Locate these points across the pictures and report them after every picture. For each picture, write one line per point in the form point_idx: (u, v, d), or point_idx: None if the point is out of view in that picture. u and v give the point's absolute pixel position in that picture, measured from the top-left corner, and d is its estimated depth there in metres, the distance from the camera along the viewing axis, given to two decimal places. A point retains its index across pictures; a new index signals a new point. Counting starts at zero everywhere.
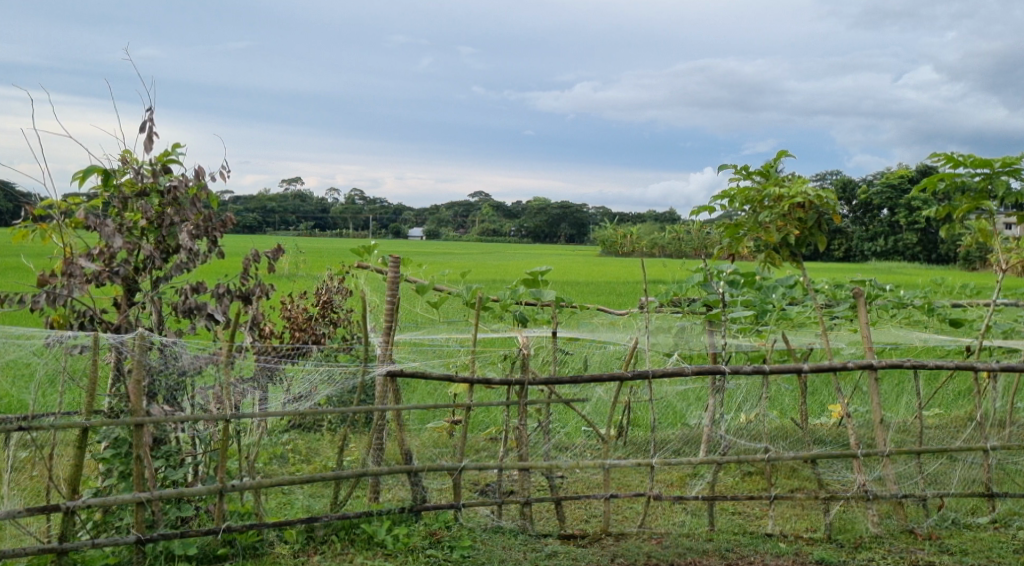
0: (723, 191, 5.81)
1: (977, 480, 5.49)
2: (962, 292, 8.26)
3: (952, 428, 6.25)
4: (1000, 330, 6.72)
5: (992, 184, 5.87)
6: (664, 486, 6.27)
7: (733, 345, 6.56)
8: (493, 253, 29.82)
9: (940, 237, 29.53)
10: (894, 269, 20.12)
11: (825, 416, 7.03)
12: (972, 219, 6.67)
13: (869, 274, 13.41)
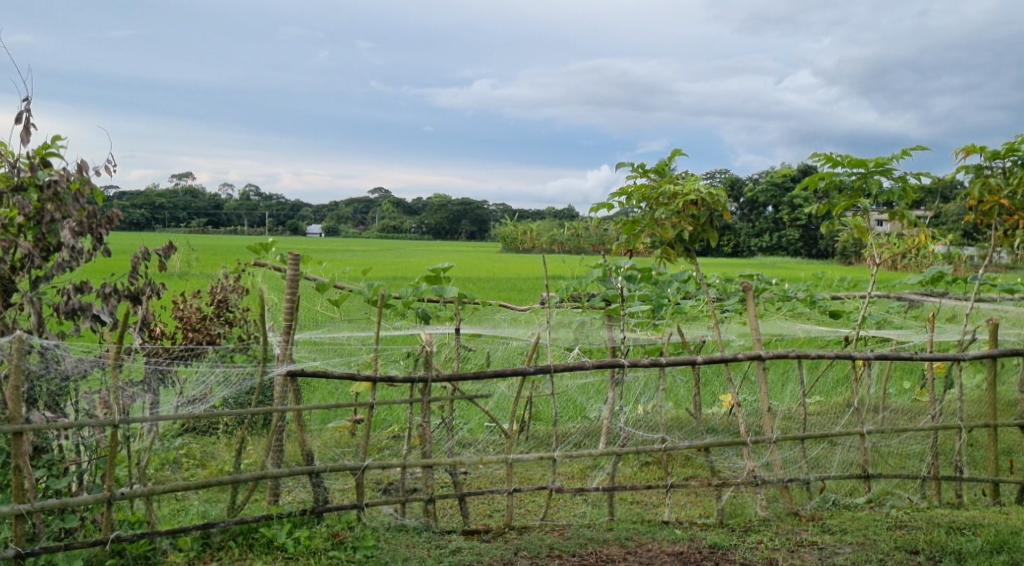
0: (621, 188, 5.98)
1: (855, 462, 5.83)
2: (840, 286, 8.74)
3: (832, 414, 6.63)
4: (874, 321, 7.18)
5: (867, 183, 6.25)
6: (565, 479, 6.39)
7: (631, 339, 6.75)
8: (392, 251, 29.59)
9: (821, 234, 31.15)
10: (779, 264, 21.10)
11: (717, 406, 7.32)
12: (850, 216, 7.10)
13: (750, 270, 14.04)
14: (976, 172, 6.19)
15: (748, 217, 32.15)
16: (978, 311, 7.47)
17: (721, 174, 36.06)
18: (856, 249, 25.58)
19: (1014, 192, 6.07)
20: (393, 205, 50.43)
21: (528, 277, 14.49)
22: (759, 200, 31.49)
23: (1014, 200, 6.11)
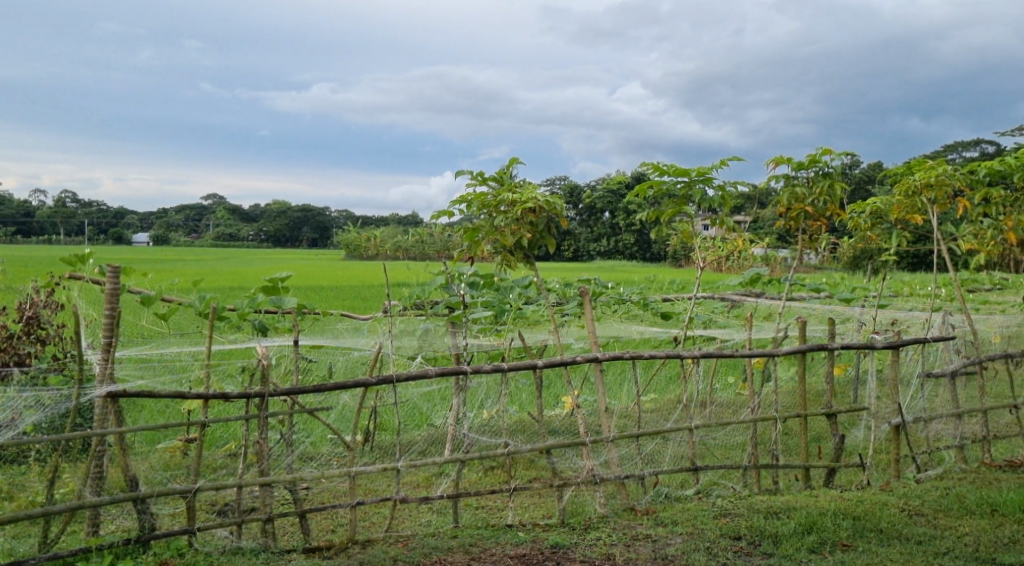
0: (461, 196, 6.03)
1: (685, 456, 6.15)
2: (670, 288, 9.22)
3: (664, 411, 6.98)
4: (701, 321, 7.63)
5: (690, 191, 6.66)
6: (410, 488, 6.36)
7: (475, 345, 6.82)
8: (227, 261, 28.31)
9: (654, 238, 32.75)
10: (613, 268, 21.94)
11: (559, 407, 7.51)
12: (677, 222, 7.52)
13: (583, 276, 14.53)
14: (785, 181, 6.73)
15: (586, 223, 33.23)
16: (790, 309, 8.10)
17: (557, 182, 37.09)
18: (684, 252, 27.08)
19: (817, 200, 6.65)
20: (230, 212, 48.28)
21: (367, 285, 14.25)
22: (596, 206, 32.61)
23: (817, 208, 6.70)
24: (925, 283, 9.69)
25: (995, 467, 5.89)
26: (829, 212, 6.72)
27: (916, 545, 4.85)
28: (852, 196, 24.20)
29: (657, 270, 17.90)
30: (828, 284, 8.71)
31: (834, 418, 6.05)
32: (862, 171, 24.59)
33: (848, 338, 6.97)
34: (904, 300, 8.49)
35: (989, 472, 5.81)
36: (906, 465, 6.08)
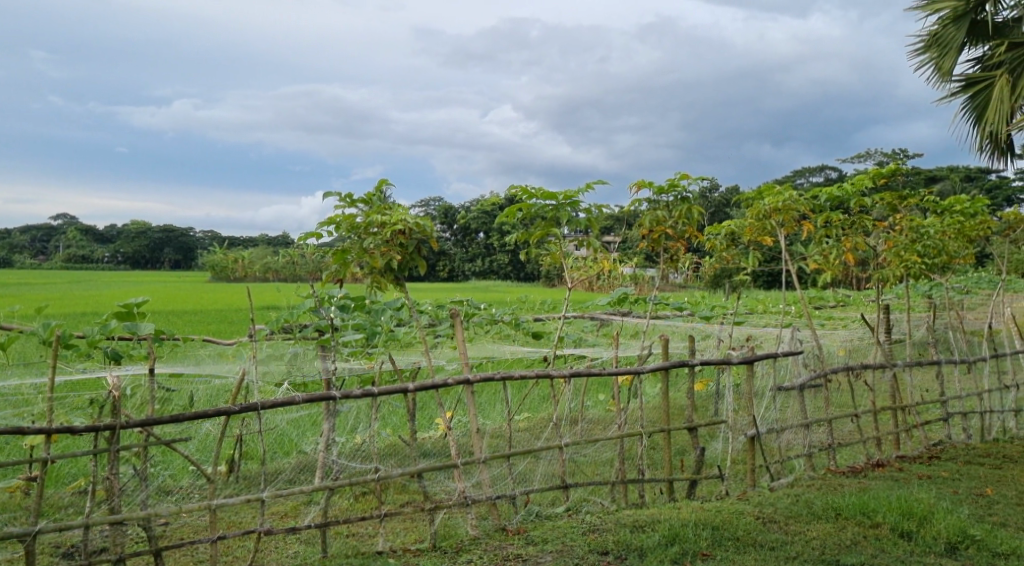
0: (329, 217, 5.92)
1: (556, 474, 6.24)
2: (542, 308, 9.37)
3: (534, 430, 7.06)
4: (571, 340, 7.78)
5: (558, 214, 6.82)
6: (277, 519, 6.13)
7: (345, 369, 6.67)
8: (77, 285, 26.51)
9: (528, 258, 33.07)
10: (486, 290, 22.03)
11: (432, 429, 7.45)
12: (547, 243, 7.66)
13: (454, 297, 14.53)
14: (647, 205, 7.00)
15: (461, 243, 33.19)
16: (655, 327, 8.40)
17: (432, 203, 37.04)
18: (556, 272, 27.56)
19: (676, 223, 6.96)
20: (83, 232, 45.38)
21: (229, 310, 13.66)
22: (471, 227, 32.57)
23: (677, 230, 7.02)
24: (776, 300, 10.29)
25: (840, 473, 6.29)
26: (688, 233, 7.05)
27: (768, 551, 5.10)
28: (712, 218, 25.43)
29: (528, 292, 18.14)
30: (689, 302, 9.10)
31: (695, 432, 6.30)
32: (720, 195, 25.88)
33: (708, 354, 7.30)
34: (758, 317, 8.98)
35: (834, 478, 6.21)
36: (761, 475, 6.40)
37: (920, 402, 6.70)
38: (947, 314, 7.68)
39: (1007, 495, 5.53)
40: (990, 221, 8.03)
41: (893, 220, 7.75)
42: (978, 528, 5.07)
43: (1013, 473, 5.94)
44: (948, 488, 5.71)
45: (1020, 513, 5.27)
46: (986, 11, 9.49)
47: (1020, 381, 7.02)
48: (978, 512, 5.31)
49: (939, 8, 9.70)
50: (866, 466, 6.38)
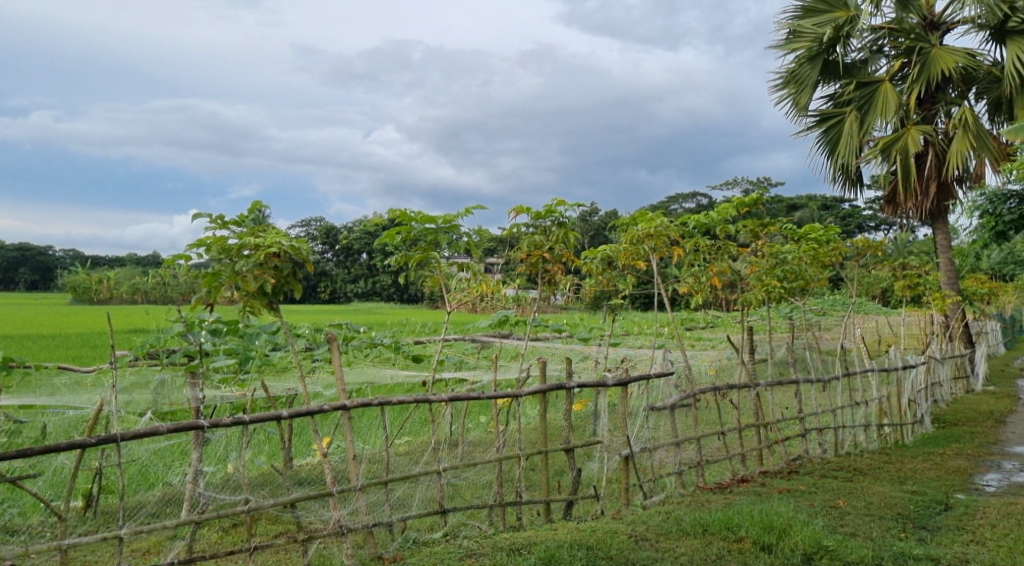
0: (199, 239, 5.67)
1: (434, 499, 6.18)
2: (423, 331, 9.32)
3: (413, 454, 6.99)
4: (451, 363, 7.76)
5: (437, 238, 6.81)
6: (137, 556, 5.80)
7: (215, 396, 6.41)
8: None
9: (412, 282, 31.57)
10: (366, 312, 21.63)
11: (309, 455, 7.26)
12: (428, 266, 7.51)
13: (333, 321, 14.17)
14: (526, 230, 7.11)
15: (343, 264, 31.89)
16: (534, 349, 8.51)
17: (314, 222, 36.14)
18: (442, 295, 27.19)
19: (553, 247, 7.12)
20: None
21: (88, 337, 12.82)
22: (353, 249, 31.22)
23: (554, 254, 7.16)
24: (651, 322, 10.65)
25: (708, 490, 6.54)
26: (565, 258, 7.20)
27: None
28: (592, 241, 25.96)
29: (408, 315, 17.85)
30: (568, 324, 9.27)
31: (572, 452, 6.40)
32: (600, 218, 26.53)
33: (585, 376, 7.45)
34: (633, 339, 9.26)
35: (703, 494, 6.44)
36: (635, 493, 6.56)
37: (782, 418, 7.05)
38: (804, 335, 8.16)
39: (857, 506, 5.90)
40: (842, 247, 8.61)
41: (755, 245, 8.17)
42: (831, 538, 5.36)
43: (863, 485, 6.34)
44: (804, 501, 6.04)
45: (868, 522, 5.62)
46: (838, 52, 10.69)
47: (869, 398, 7.54)
48: (831, 524, 5.62)
49: (797, 47, 10.78)
50: (732, 482, 6.66)
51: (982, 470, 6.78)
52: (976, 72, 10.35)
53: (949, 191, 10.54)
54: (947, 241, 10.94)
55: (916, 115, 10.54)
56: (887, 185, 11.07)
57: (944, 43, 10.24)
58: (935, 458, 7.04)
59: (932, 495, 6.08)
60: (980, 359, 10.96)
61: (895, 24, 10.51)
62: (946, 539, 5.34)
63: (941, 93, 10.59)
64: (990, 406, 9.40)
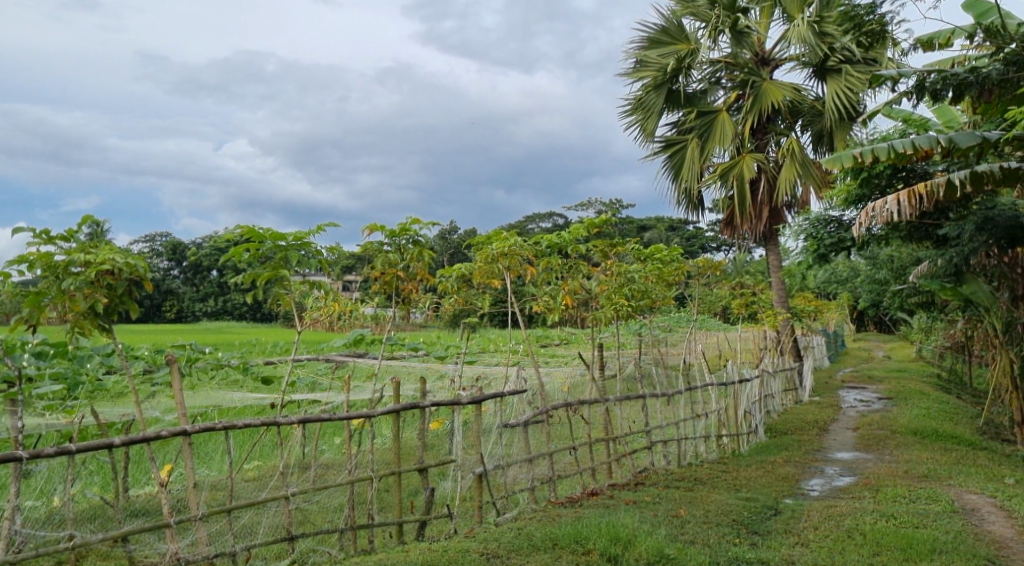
0: (21, 254, 5.20)
1: (281, 526, 5.93)
2: (273, 351, 9.00)
3: (260, 479, 6.71)
4: (303, 384, 7.54)
5: (288, 255, 6.31)
6: None
7: (39, 425, 5.92)
8: None
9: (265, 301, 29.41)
10: (211, 333, 20.24)
11: (147, 484, 6.84)
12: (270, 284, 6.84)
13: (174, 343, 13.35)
14: (379, 248, 7.02)
15: (190, 282, 29.83)
16: (389, 369, 8.43)
17: (160, 238, 34.11)
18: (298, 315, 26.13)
19: (408, 265, 7.08)
20: None
21: None
22: (203, 265, 29.37)
23: (409, 272, 7.11)
24: (507, 339, 10.80)
25: (559, 504, 6.65)
26: (419, 276, 7.17)
27: None
28: (451, 259, 25.99)
29: (255, 336, 16.93)
30: (425, 342, 9.24)
31: (426, 472, 6.33)
32: (458, 236, 26.57)
33: (440, 394, 7.45)
34: (489, 357, 9.34)
35: (554, 509, 6.54)
36: (488, 511, 6.57)
37: (629, 432, 7.30)
38: (650, 350, 8.51)
39: (696, 514, 6.19)
40: (684, 266, 9.05)
41: (602, 265, 8.41)
42: (673, 546, 5.54)
43: (702, 494, 6.67)
44: (649, 511, 6.27)
45: (706, 529, 5.89)
46: (680, 82, 11.29)
47: (708, 410, 7.96)
48: (673, 532, 5.84)
49: (644, 76, 11.30)
50: (582, 495, 6.83)
51: (808, 476, 7.29)
52: (801, 107, 11.21)
53: (779, 216, 11.34)
54: (778, 261, 11.76)
55: (750, 144, 11.29)
56: (725, 208, 11.78)
57: (774, 78, 11.05)
58: (767, 466, 7.52)
59: (763, 501, 6.48)
60: (807, 371, 11.84)
61: (730, 59, 11.26)
62: (775, 542, 5.67)
63: (771, 124, 11.41)
64: (816, 415, 10.14)
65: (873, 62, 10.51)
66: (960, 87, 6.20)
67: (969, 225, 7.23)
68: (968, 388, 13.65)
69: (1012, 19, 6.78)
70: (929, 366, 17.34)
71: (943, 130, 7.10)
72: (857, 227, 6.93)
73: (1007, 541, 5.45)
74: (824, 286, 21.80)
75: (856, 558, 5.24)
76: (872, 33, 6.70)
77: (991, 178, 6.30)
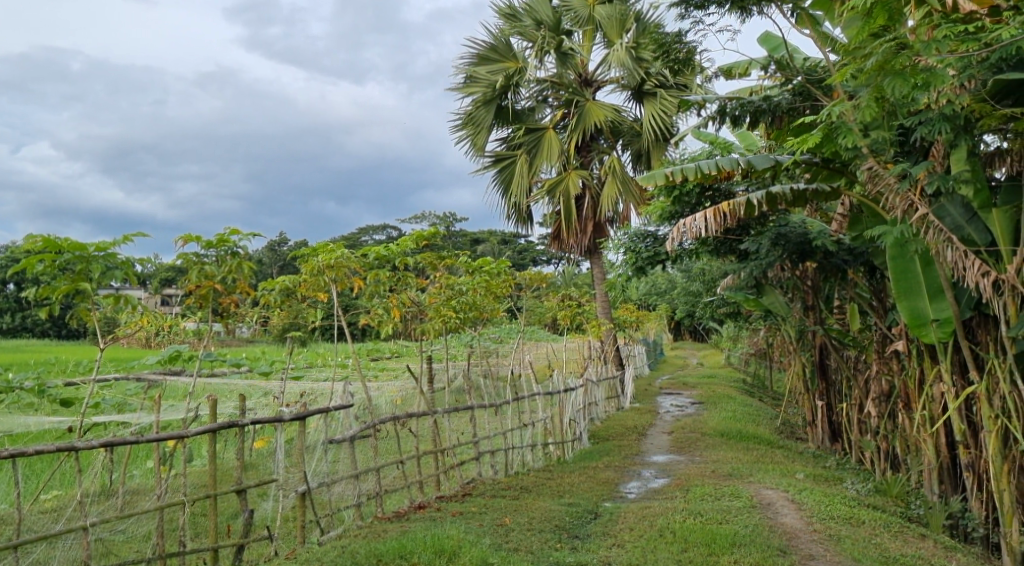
0: None
1: (77, 560, 5.34)
2: (75, 371, 8.33)
3: (57, 511, 6.15)
4: (108, 404, 7.00)
5: (89, 267, 5.68)
6: None
7: None
8: None
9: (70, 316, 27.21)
10: (3, 350, 18.38)
11: None
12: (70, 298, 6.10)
13: None
14: (194, 259, 6.59)
15: None
16: (207, 387, 8.04)
17: None
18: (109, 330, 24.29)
19: (226, 278, 6.66)
20: None
21: None
22: None
23: (227, 285, 6.70)
24: (335, 352, 10.59)
25: (386, 519, 6.56)
26: (239, 289, 6.78)
27: None
28: (279, 270, 25.15)
29: (50, 354, 15.54)
30: (248, 358, 8.88)
31: (243, 494, 5.92)
32: (287, 248, 25.75)
33: (261, 412, 7.19)
34: (316, 372, 9.12)
35: (380, 524, 6.42)
36: (312, 530, 6.33)
37: (457, 444, 7.34)
38: (479, 362, 8.62)
39: (520, 522, 6.29)
40: (513, 279, 9.24)
41: (433, 277, 8.54)
42: (496, 554, 5.53)
43: (527, 501, 6.81)
44: (475, 521, 6.30)
45: (530, 536, 5.99)
46: (509, 99, 11.60)
47: (535, 420, 8.17)
48: (497, 541, 5.86)
49: (473, 91, 11.47)
50: (409, 509, 6.77)
51: (626, 479, 7.63)
52: (622, 126, 11.79)
53: (602, 230, 11.88)
54: (602, 274, 12.28)
55: (576, 161, 11.73)
56: (553, 223, 12.19)
57: (596, 99, 11.55)
58: (590, 471, 7.80)
59: (584, 506, 6.72)
60: (629, 380, 12.43)
61: (556, 78, 11.68)
62: (594, 545, 5.87)
63: (594, 143, 11.91)
64: (636, 421, 10.63)
65: (684, 87, 11.18)
66: (756, 113, 6.74)
67: (767, 240, 7.87)
68: (770, 390, 14.83)
69: (799, 54, 7.43)
70: (738, 372, 18.67)
71: (744, 153, 7.68)
72: (670, 242, 7.29)
73: (796, 531, 5.93)
74: (645, 299, 23.02)
75: (666, 556, 5.50)
76: (679, 60, 7.19)
77: (784, 198, 6.92)
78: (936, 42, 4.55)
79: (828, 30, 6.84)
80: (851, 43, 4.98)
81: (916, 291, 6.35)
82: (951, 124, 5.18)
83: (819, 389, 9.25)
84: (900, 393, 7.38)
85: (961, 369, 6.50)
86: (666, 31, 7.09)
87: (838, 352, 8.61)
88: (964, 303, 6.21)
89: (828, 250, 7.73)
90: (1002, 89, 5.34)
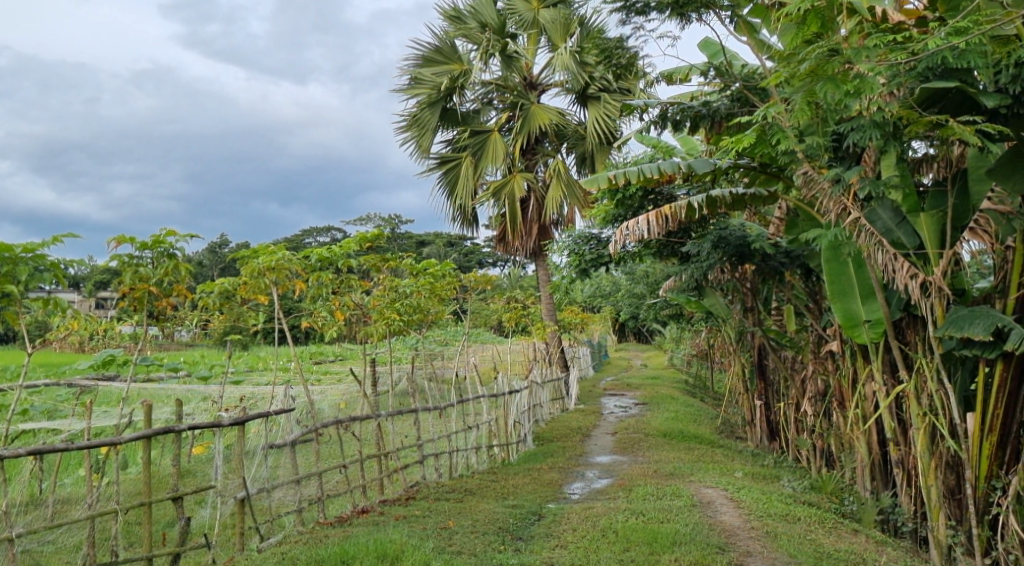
0: None
1: None
2: (2, 376, 8.03)
3: None
4: (37, 411, 6.76)
5: (16, 268, 5.39)
6: None
7: None
8: None
9: None
10: None
11: None
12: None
13: None
14: (127, 260, 6.38)
15: None
16: (143, 392, 7.84)
17: None
18: None
19: (161, 280, 6.46)
20: None
21: None
22: None
23: (162, 287, 6.51)
24: (278, 356, 10.45)
25: (327, 524, 6.46)
26: (175, 292, 6.61)
27: None
28: (221, 272, 24.80)
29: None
30: (187, 362, 8.70)
31: (180, 501, 5.71)
32: (229, 250, 25.41)
33: (198, 417, 7.04)
34: (257, 376, 8.98)
35: (322, 529, 6.33)
36: (251, 536, 6.20)
37: (400, 447, 7.27)
38: (423, 364, 8.58)
39: (463, 525, 6.26)
40: (457, 281, 9.22)
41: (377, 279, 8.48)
42: (439, 557, 5.50)
43: (471, 504, 6.80)
44: (417, 525, 6.25)
45: (472, 538, 5.96)
46: (454, 101, 11.58)
47: (479, 422, 8.16)
48: (440, 544, 5.83)
49: (418, 93, 11.41)
50: (352, 514, 6.68)
51: (570, 480, 7.67)
52: (566, 130, 11.87)
53: (547, 233, 11.95)
54: (547, 277, 12.34)
55: (521, 163, 11.77)
56: (498, 225, 12.20)
57: (541, 102, 11.61)
58: (534, 473, 7.83)
59: (528, 507, 6.73)
60: (573, 382, 12.51)
61: (501, 81, 11.70)
62: (537, 547, 5.88)
63: (539, 146, 11.97)
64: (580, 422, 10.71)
65: (627, 92, 11.33)
66: (696, 118, 6.86)
67: (708, 243, 8.01)
68: (711, 391, 15.09)
69: (736, 61, 7.59)
70: (680, 373, 18.97)
71: (684, 157, 7.80)
72: (612, 245, 7.35)
73: (734, 529, 6.04)
74: (590, 301, 23.22)
75: (608, 556, 5.54)
76: (622, 65, 7.28)
77: (723, 202, 7.04)
78: (867, 49, 4.66)
79: (764, 38, 7.00)
80: (788, 49, 5.08)
81: (849, 293, 6.52)
82: (881, 130, 5.32)
83: (758, 389, 9.43)
84: (834, 392, 7.56)
85: (891, 369, 6.70)
86: (608, 36, 7.17)
87: (776, 353, 8.79)
88: (894, 304, 6.41)
89: (765, 253, 7.90)
90: (927, 97, 5.52)
